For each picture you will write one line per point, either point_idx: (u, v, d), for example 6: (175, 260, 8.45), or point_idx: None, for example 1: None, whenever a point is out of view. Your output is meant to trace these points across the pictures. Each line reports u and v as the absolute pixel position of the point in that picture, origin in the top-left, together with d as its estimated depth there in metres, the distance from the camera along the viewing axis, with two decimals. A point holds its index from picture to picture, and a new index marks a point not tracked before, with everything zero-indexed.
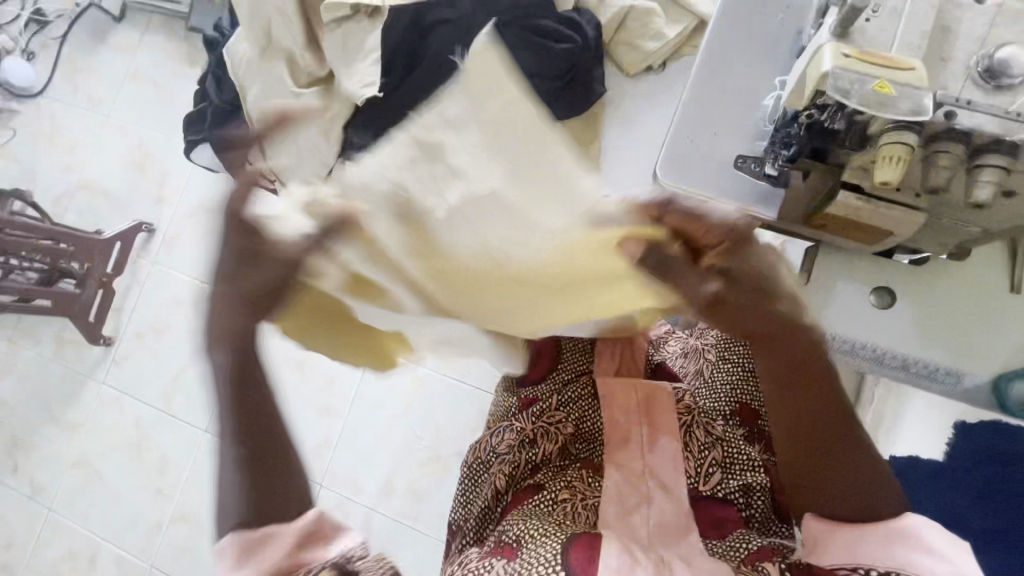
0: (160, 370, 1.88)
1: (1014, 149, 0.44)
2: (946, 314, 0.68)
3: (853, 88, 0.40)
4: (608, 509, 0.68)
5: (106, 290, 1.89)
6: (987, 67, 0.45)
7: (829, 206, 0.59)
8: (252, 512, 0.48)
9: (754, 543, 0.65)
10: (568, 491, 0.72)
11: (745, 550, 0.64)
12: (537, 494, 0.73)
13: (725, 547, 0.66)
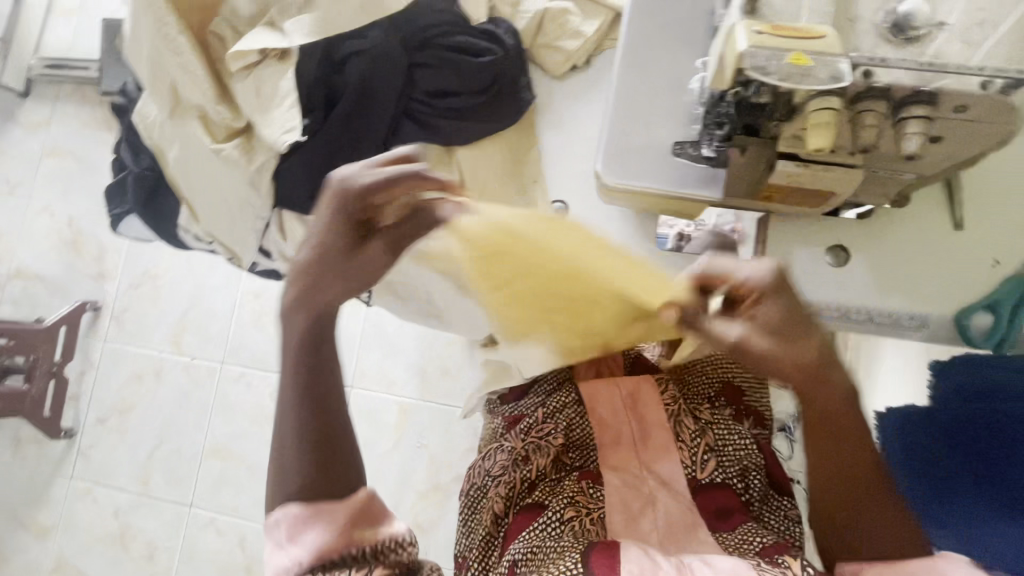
0: (131, 453, 1.78)
1: (934, 98, 0.45)
2: (901, 264, 0.69)
3: (770, 65, 0.39)
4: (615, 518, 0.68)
5: (58, 380, 1.78)
6: (893, 21, 0.45)
7: (769, 180, 0.59)
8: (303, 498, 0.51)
9: (762, 534, 0.64)
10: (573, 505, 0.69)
11: (756, 541, 0.63)
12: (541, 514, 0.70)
13: (736, 539, 0.65)
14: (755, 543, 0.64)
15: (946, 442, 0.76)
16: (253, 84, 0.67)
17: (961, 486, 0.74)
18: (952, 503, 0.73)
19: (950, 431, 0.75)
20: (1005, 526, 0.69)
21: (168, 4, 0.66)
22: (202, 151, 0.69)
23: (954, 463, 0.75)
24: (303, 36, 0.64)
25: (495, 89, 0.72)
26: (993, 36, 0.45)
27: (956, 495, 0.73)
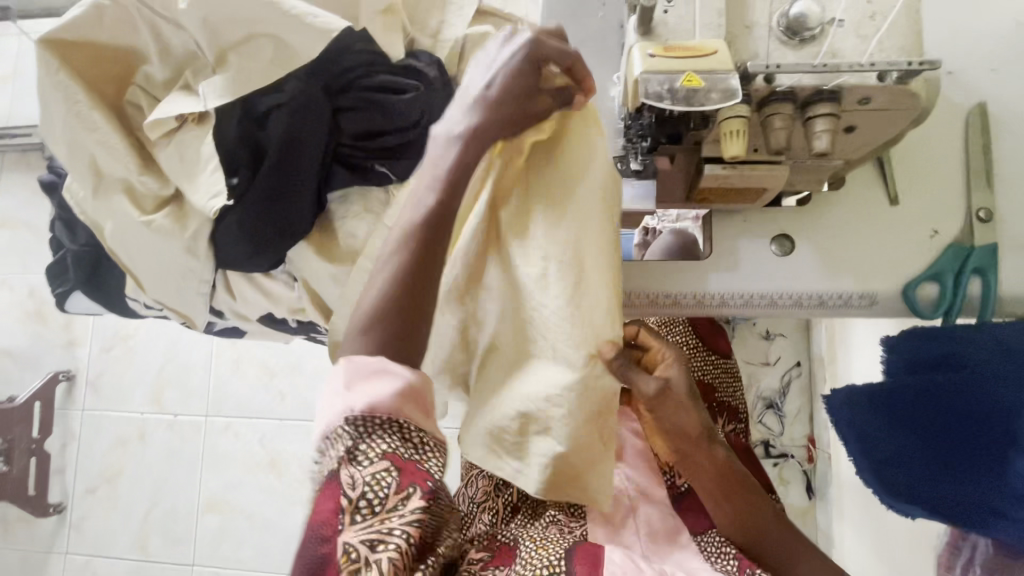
0: (125, 521, 1.73)
1: (836, 94, 0.45)
2: (845, 248, 0.69)
3: (663, 89, 0.40)
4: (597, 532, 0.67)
5: (39, 457, 1.72)
6: (786, 24, 0.46)
7: (700, 184, 0.59)
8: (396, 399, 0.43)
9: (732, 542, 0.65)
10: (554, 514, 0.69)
11: (727, 554, 0.64)
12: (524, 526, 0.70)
13: (714, 545, 0.66)
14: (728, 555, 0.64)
15: (895, 428, 0.60)
16: (176, 151, 0.66)
17: (908, 463, 0.59)
18: (909, 469, 0.59)
19: (902, 413, 0.59)
20: (951, 489, 0.56)
21: (76, 82, 0.65)
22: (134, 224, 0.68)
23: (896, 442, 0.60)
24: (219, 98, 0.63)
25: (424, 124, 0.70)
26: (884, 27, 0.45)
27: (909, 458, 0.59)
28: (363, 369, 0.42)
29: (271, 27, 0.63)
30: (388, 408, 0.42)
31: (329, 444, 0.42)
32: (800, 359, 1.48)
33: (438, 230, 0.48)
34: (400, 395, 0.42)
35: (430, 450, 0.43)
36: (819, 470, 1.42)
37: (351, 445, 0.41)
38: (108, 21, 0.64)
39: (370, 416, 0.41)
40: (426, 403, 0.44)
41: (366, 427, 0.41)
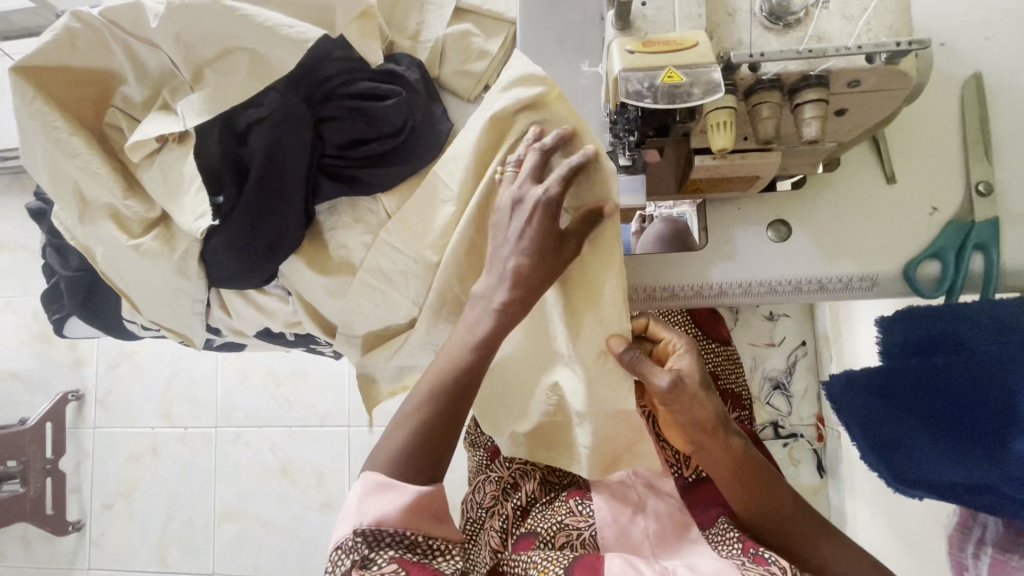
0: (143, 534, 1.75)
1: (824, 79, 0.44)
2: (843, 230, 0.68)
3: (643, 87, 0.39)
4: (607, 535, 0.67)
5: (54, 477, 1.74)
6: (768, 9, 0.44)
7: (691, 175, 0.58)
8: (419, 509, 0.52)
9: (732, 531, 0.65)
10: (562, 520, 0.69)
11: (728, 540, 0.64)
12: (534, 535, 0.70)
13: (718, 535, 0.66)
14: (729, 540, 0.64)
15: (892, 409, 0.60)
16: (160, 172, 0.65)
17: (915, 445, 0.58)
18: (909, 451, 0.59)
19: (902, 395, 0.59)
20: (955, 471, 0.55)
21: (53, 108, 0.64)
22: (123, 248, 0.68)
23: (900, 426, 0.60)
24: (197, 116, 0.62)
25: (409, 129, 0.69)
26: (870, 6, 0.44)
27: (911, 443, 0.59)
28: (372, 490, 0.52)
29: (246, 41, 0.62)
30: (394, 523, 0.51)
31: (341, 553, 0.51)
32: (805, 339, 1.47)
33: (471, 374, 0.55)
34: (408, 510, 0.51)
35: (438, 553, 0.53)
36: (829, 448, 1.41)
37: (364, 552, 0.51)
38: (80, 44, 0.63)
39: (377, 529, 0.51)
40: (437, 510, 0.53)
41: (375, 539, 0.51)
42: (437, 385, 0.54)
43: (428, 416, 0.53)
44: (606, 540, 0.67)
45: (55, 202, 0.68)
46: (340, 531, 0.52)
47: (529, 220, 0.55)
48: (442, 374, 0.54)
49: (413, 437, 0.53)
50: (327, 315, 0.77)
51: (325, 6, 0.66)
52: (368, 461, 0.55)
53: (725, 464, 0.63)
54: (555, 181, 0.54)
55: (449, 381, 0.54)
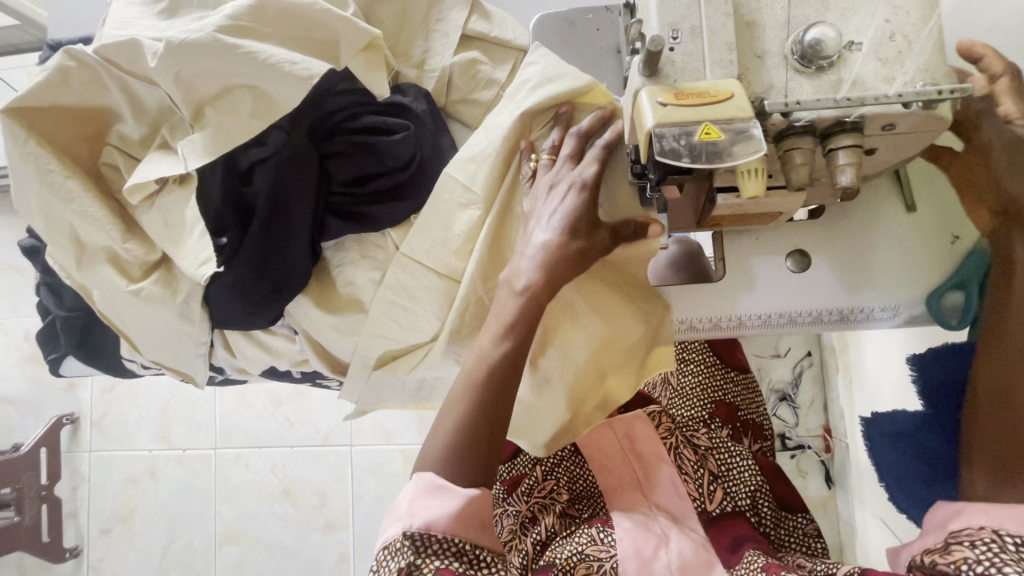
0: (143, 559, 1.71)
1: (859, 125, 0.43)
2: (866, 262, 0.66)
3: (680, 144, 0.37)
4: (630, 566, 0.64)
5: (50, 503, 1.69)
6: (800, 52, 0.42)
7: (713, 212, 0.56)
8: (469, 514, 0.47)
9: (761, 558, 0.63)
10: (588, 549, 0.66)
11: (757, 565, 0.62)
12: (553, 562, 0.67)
13: (745, 569, 0.64)
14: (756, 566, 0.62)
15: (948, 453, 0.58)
16: (159, 215, 0.63)
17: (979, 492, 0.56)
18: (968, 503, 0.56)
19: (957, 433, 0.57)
20: None
21: (48, 150, 0.61)
22: (122, 293, 0.65)
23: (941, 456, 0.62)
24: (199, 157, 0.60)
25: (416, 164, 0.67)
26: (906, 48, 0.42)
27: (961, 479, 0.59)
28: (422, 493, 0.48)
29: (250, 80, 0.59)
30: (445, 528, 0.47)
31: (387, 557, 0.47)
32: (810, 349, 1.46)
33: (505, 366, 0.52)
34: (457, 517, 0.47)
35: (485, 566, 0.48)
36: (836, 460, 1.40)
37: (411, 559, 0.47)
38: (74, 81, 0.61)
39: (426, 532, 0.47)
40: (483, 519, 0.49)
41: (422, 542, 0.47)
42: (474, 381, 0.52)
43: (474, 409, 0.50)
44: (627, 570, 0.64)
45: (50, 246, 0.66)
46: (387, 533, 0.49)
47: (570, 198, 0.56)
48: (482, 373, 0.52)
49: (462, 431, 0.49)
50: (333, 350, 0.75)
51: (327, 41, 0.63)
52: (417, 461, 0.51)
53: (1022, 333, 0.49)
54: (593, 160, 0.56)
55: (486, 378, 0.52)
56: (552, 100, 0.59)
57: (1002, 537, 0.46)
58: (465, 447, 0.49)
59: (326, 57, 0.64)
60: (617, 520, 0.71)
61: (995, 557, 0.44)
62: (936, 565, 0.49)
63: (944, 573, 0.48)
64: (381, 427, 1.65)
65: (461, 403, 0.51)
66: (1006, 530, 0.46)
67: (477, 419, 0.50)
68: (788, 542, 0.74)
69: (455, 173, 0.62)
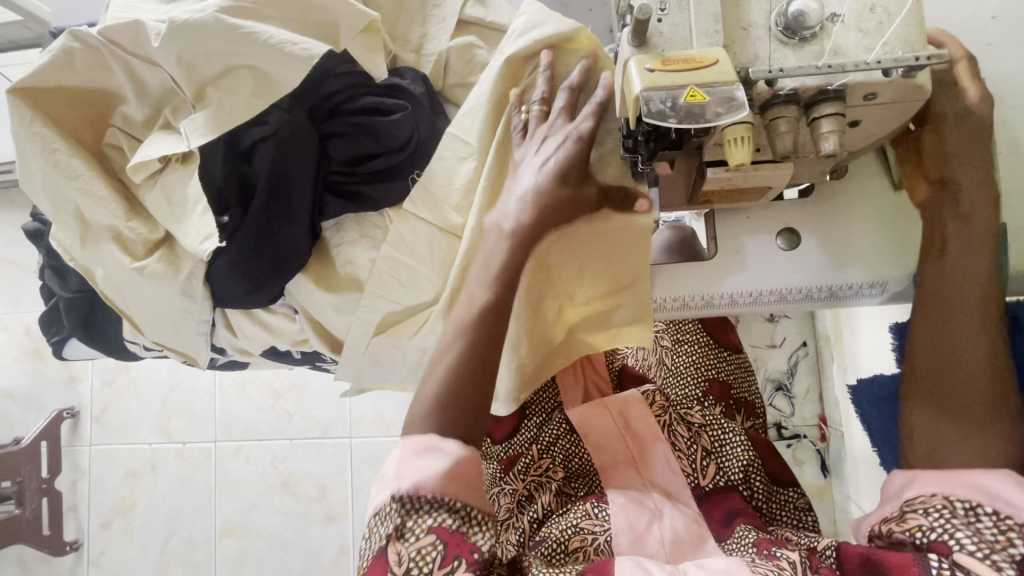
0: (143, 553, 1.72)
1: (842, 93, 0.44)
2: (854, 238, 0.68)
3: (666, 107, 0.39)
4: (622, 541, 0.65)
5: (51, 496, 1.69)
6: (784, 23, 0.44)
7: (703, 187, 0.57)
8: (458, 476, 0.48)
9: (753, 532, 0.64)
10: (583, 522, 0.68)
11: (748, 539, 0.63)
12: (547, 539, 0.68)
13: (736, 544, 0.65)
14: (748, 541, 0.63)
15: None
16: (162, 193, 0.65)
17: None
18: None
19: None
20: None
21: (53, 130, 0.63)
22: (127, 271, 0.67)
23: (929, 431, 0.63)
24: (202, 135, 0.61)
25: (414, 145, 0.68)
26: (886, 19, 0.44)
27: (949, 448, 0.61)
28: (411, 452, 0.49)
29: (251, 60, 0.61)
30: (433, 488, 0.48)
31: (378, 518, 0.48)
32: (806, 339, 1.47)
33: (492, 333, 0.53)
34: (445, 475, 0.48)
35: (476, 524, 0.49)
36: (831, 449, 1.41)
37: (400, 520, 0.48)
38: (79, 62, 0.62)
39: (414, 492, 0.48)
40: (471, 477, 0.49)
41: (411, 503, 0.48)
42: (468, 351, 0.52)
43: (465, 364, 0.52)
44: (620, 544, 0.65)
45: (55, 226, 0.67)
46: (376, 497, 0.50)
47: (564, 148, 0.58)
48: (473, 345, 0.53)
49: (450, 379, 0.51)
50: (334, 330, 0.76)
51: (326, 23, 0.65)
52: (406, 421, 0.52)
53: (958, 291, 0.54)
54: (587, 117, 0.57)
55: (477, 347, 0.52)
56: (542, 44, 0.61)
57: (953, 502, 0.48)
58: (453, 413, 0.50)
59: (326, 39, 0.65)
60: (611, 496, 0.72)
61: (948, 525, 0.47)
62: (893, 533, 0.51)
63: (902, 541, 0.50)
64: (380, 419, 1.66)
65: (456, 367, 0.52)
66: (957, 495, 0.48)
67: (469, 386, 0.51)
68: (778, 515, 0.75)
69: (454, 128, 0.65)
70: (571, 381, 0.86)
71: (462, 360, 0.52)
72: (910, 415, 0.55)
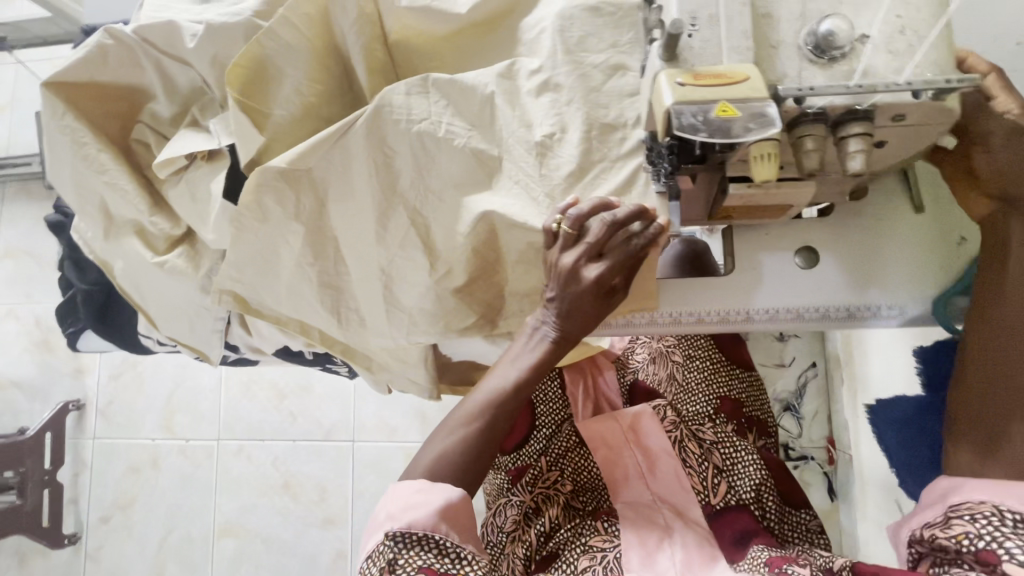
0: (140, 550, 1.71)
1: (870, 113, 0.44)
2: (872, 257, 0.66)
3: (697, 121, 0.39)
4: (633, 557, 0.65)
5: (53, 488, 1.70)
6: (813, 43, 0.44)
7: (724, 203, 0.56)
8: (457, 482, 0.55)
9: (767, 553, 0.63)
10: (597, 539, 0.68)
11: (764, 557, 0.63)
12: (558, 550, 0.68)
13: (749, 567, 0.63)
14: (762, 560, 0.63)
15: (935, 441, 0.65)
16: (187, 190, 0.66)
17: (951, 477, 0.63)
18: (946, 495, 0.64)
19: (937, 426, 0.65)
20: None
21: (83, 123, 0.64)
22: (147, 265, 0.69)
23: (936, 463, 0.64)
24: (229, 134, 0.62)
25: None
26: (916, 42, 0.44)
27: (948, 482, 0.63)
28: (404, 496, 0.53)
29: (267, 66, 0.59)
30: (424, 526, 0.52)
31: (371, 559, 0.52)
32: (816, 360, 1.46)
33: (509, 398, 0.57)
34: (439, 516, 0.52)
35: (465, 564, 0.53)
36: (840, 473, 1.37)
37: (392, 556, 0.52)
38: (111, 60, 0.63)
39: (407, 530, 0.52)
40: (464, 522, 0.54)
41: (404, 542, 0.52)
42: (483, 408, 0.57)
43: (478, 421, 0.56)
44: (631, 560, 0.65)
45: (80, 218, 0.68)
46: (371, 541, 0.54)
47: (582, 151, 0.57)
48: (446, 449, 0.55)
49: (460, 449, 0.55)
50: None
51: (339, 40, 0.61)
52: (409, 465, 0.56)
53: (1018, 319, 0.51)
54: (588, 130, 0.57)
55: (455, 457, 0.55)
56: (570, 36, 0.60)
57: (1003, 510, 0.48)
58: (467, 411, 0.57)
59: (337, 61, 0.62)
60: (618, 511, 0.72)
61: (997, 533, 0.47)
62: (937, 540, 0.51)
63: (946, 548, 0.50)
64: (384, 424, 1.66)
65: (448, 425, 0.57)
66: (1007, 506, 0.48)
67: (467, 445, 0.55)
68: (789, 537, 0.74)
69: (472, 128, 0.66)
70: (581, 395, 0.87)
71: (455, 420, 0.57)
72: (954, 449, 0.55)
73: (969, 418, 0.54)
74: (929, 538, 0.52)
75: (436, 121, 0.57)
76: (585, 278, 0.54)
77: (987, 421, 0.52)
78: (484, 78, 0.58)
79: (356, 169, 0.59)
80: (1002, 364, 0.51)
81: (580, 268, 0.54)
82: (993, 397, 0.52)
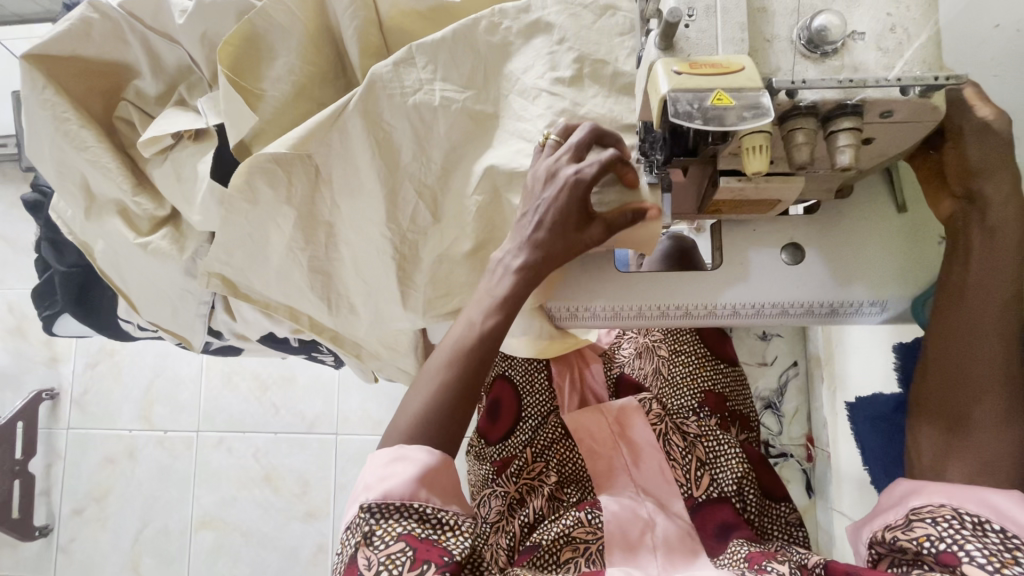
0: (114, 543, 1.67)
1: (859, 108, 0.45)
2: (858, 254, 0.67)
3: (693, 107, 0.40)
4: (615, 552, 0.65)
5: (23, 479, 1.65)
6: (807, 37, 0.45)
7: (715, 196, 0.56)
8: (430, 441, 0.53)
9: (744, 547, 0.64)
10: (579, 530, 0.68)
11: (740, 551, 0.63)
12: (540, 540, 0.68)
13: (727, 559, 0.64)
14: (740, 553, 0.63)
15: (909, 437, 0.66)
16: (172, 169, 0.64)
17: None
18: None
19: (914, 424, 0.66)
20: None
21: (64, 98, 0.62)
22: (130, 246, 0.67)
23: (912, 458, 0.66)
24: (217, 114, 0.61)
25: None
26: (905, 40, 0.45)
27: None
28: (381, 465, 0.52)
29: (258, 45, 0.58)
30: (400, 494, 0.50)
31: (349, 532, 0.51)
32: (797, 359, 1.49)
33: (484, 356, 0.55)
34: (418, 482, 0.51)
35: (447, 528, 0.51)
36: (817, 470, 1.40)
37: (369, 530, 0.50)
38: (95, 34, 0.61)
39: (383, 501, 0.51)
40: (444, 485, 0.52)
41: (381, 513, 0.51)
42: (458, 353, 0.55)
43: (454, 367, 0.55)
44: (613, 551, 0.66)
45: (60, 196, 0.67)
46: (349, 513, 0.53)
47: None
48: (421, 410, 0.54)
49: (435, 399, 0.54)
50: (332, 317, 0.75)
51: (333, 21, 0.60)
52: (390, 424, 0.55)
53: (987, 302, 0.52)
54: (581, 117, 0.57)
55: (433, 419, 0.53)
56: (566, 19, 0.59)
57: (962, 514, 0.48)
58: (444, 365, 0.55)
59: (330, 42, 0.61)
60: (602, 501, 0.72)
61: (957, 534, 0.47)
62: (898, 541, 0.51)
63: (906, 549, 0.50)
64: (368, 417, 1.65)
65: (425, 382, 0.55)
66: (965, 509, 0.48)
67: (442, 400, 0.54)
68: (770, 530, 0.74)
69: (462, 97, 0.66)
70: (567, 387, 0.88)
71: (431, 378, 0.55)
72: (918, 438, 0.56)
73: (935, 403, 0.55)
74: (889, 539, 0.52)
75: (429, 90, 0.57)
76: (562, 175, 0.52)
77: (949, 407, 0.53)
78: (479, 65, 0.58)
79: (347, 154, 0.58)
80: (960, 367, 0.53)
81: (558, 169, 0.52)
82: (940, 402, 0.54)
